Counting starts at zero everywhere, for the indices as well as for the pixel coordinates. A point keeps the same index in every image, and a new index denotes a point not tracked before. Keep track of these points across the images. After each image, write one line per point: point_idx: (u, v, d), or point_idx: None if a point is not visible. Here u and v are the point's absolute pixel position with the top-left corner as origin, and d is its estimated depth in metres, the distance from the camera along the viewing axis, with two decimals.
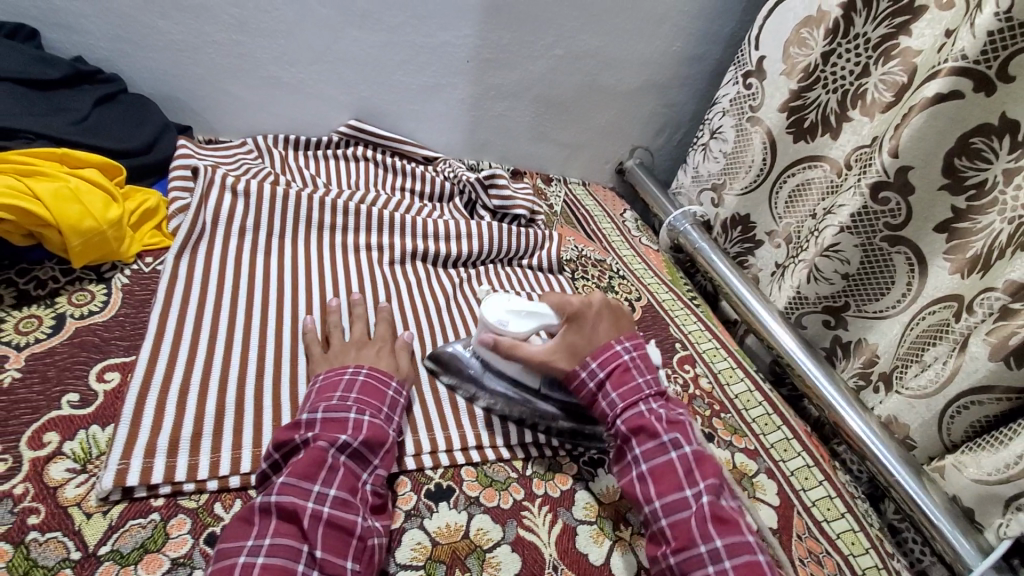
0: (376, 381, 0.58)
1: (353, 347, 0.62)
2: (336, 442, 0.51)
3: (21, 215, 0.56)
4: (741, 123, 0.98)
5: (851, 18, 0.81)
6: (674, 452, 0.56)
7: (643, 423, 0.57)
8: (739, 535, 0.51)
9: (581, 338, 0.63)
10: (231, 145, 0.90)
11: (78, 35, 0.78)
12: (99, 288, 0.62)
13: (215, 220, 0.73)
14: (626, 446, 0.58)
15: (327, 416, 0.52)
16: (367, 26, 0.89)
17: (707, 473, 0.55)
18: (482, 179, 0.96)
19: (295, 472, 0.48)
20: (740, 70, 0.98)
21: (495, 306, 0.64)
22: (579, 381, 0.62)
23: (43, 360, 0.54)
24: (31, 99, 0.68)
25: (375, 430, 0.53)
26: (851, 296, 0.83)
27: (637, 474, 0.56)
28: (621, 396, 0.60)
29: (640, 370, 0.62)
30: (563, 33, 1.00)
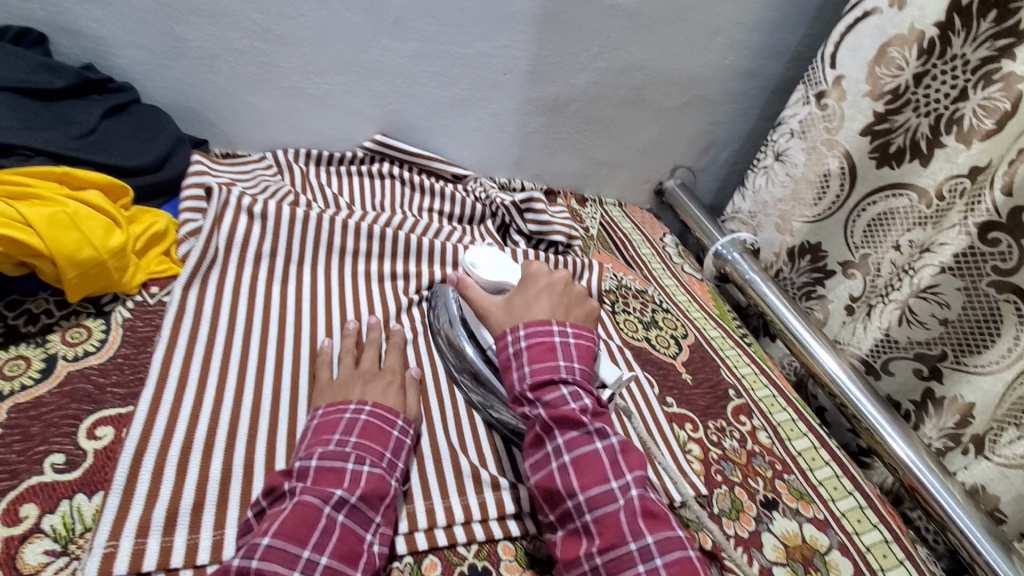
0: (381, 422, 0.51)
1: (358, 381, 0.55)
2: (331, 499, 0.45)
3: (11, 245, 0.49)
4: (814, 146, 0.91)
5: (948, 38, 0.75)
6: (600, 442, 0.52)
7: (568, 414, 0.52)
8: (669, 530, 0.48)
9: (522, 304, 0.61)
10: (250, 161, 0.84)
11: (89, 41, 0.72)
12: (97, 323, 0.56)
13: (229, 244, 0.67)
14: (546, 434, 0.52)
15: (322, 466, 0.46)
16: (400, 35, 0.82)
17: (633, 465, 0.52)
18: (518, 203, 0.88)
19: (284, 533, 0.42)
20: (812, 89, 0.90)
21: (478, 255, 0.70)
22: (503, 342, 0.59)
23: (28, 413, 0.47)
24: (32, 112, 0.62)
25: (376, 482, 0.47)
26: (948, 344, 0.78)
27: (559, 465, 0.51)
28: (534, 371, 0.55)
29: (565, 353, 0.57)
30: (608, 45, 0.92)
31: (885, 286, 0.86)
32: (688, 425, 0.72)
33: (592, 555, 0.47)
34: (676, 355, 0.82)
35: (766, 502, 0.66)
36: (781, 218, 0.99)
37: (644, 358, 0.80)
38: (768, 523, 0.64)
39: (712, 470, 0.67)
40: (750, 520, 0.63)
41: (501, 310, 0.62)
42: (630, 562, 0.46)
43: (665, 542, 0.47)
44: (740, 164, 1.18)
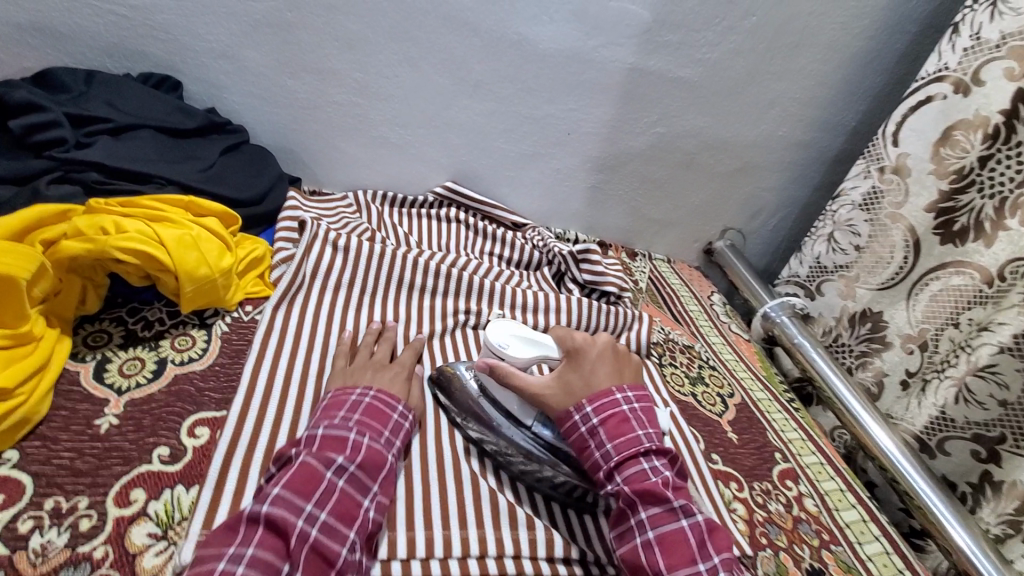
0: (382, 405, 0.56)
1: (371, 368, 0.61)
2: (332, 465, 0.47)
3: (144, 260, 0.57)
4: (877, 218, 0.94)
5: (1013, 125, 0.78)
6: (685, 520, 0.51)
7: (649, 487, 0.52)
8: None
9: (580, 379, 0.59)
10: (333, 199, 0.93)
11: (215, 89, 0.83)
12: (201, 334, 0.62)
13: (314, 272, 0.74)
14: (629, 510, 0.52)
15: (328, 433, 0.50)
16: (478, 95, 0.91)
17: (720, 545, 0.51)
18: (576, 253, 0.93)
19: (291, 487, 0.44)
20: (873, 164, 0.94)
21: (499, 331, 0.63)
22: (571, 423, 0.57)
23: (141, 408, 0.53)
24: (167, 147, 0.72)
25: (374, 454, 0.50)
26: (1007, 427, 0.77)
27: (642, 540, 0.50)
28: (617, 447, 0.54)
29: (639, 421, 0.56)
30: (668, 113, 0.99)
31: (942, 361, 0.85)
32: (733, 483, 0.72)
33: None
34: (722, 414, 0.83)
35: (813, 571, 0.65)
36: (844, 284, 1.00)
37: (689, 413, 0.81)
38: None
39: (757, 532, 0.67)
40: None
41: (551, 386, 0.59)
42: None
43: None
44: (788, 230, 1.21)
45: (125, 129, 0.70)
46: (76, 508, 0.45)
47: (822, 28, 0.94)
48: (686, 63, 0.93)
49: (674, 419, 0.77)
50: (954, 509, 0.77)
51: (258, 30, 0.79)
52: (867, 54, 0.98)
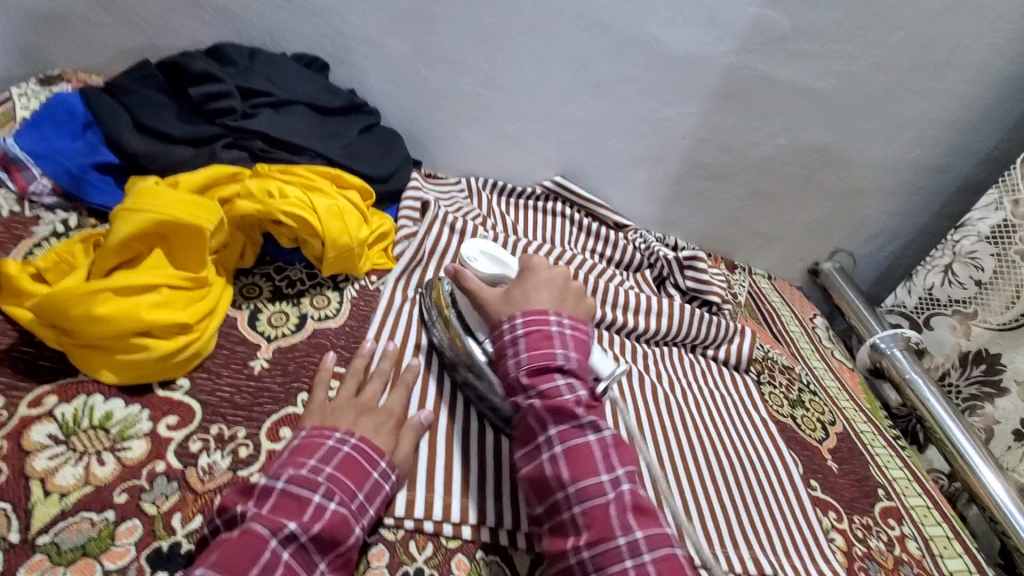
0: (362, 457, 0.47)
1: (353, 413, 0.52)
2: (280, 531, 0.41)
3: (300, 224, 0.62)
4: (1006, 254, 0.89)
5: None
6: (592, 435, 0.51)
7: (559, 403, 0.51)
8: (657, 526, 0.48)
9: (522, 294, 0.59)
10: (447, 183, 0.97)
11: (356, 72, 0.89)
12: (334, 295, 0.68)
13: (433, 250, 0.78)
14: (538, 427, 0.51)
15: (287, 490, 0.43)
16: (600, 94, 0.91)
17: (626, 458, 0.51)
18: (681, 260, 0.92)
19: (221, 563, 0.39)
20: (1007, 194, 0.88)
21: (471, 247, 0.73)
22: (499, 331, 0.57)
23: (287, 355, 0.59)
24: (315, 123, 0.78)
25: (336, 525, 0.43)
26: None
27: (548, 457, 0.50)
28: (531, 357, 0.54)
29: (563, 342, 0.56)
30: (792, 125, 0.95)
31: None
32: (832, 513, 0.70)
33: (579, 547, 0.46)
34: (823, 441, 0.80)
35: None
36: (957, 321, 0.95)
37: (789, 435, 0.78)
38: None
39: (855, 565, 0.65)
40: None
41: (495, 301, 0.60)
42: (618, 557, 0.46)
43: (653, 538, 0.47)
44: (905, 258, 1.14)
45: (284, 103, 0.76)
46: (236, 436, 0.50)
47: (978, 46, 0.87)
48: (820, 74, 0.89)
49: (771, 440, 0.75)
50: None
51: (403, 19, 0.84)
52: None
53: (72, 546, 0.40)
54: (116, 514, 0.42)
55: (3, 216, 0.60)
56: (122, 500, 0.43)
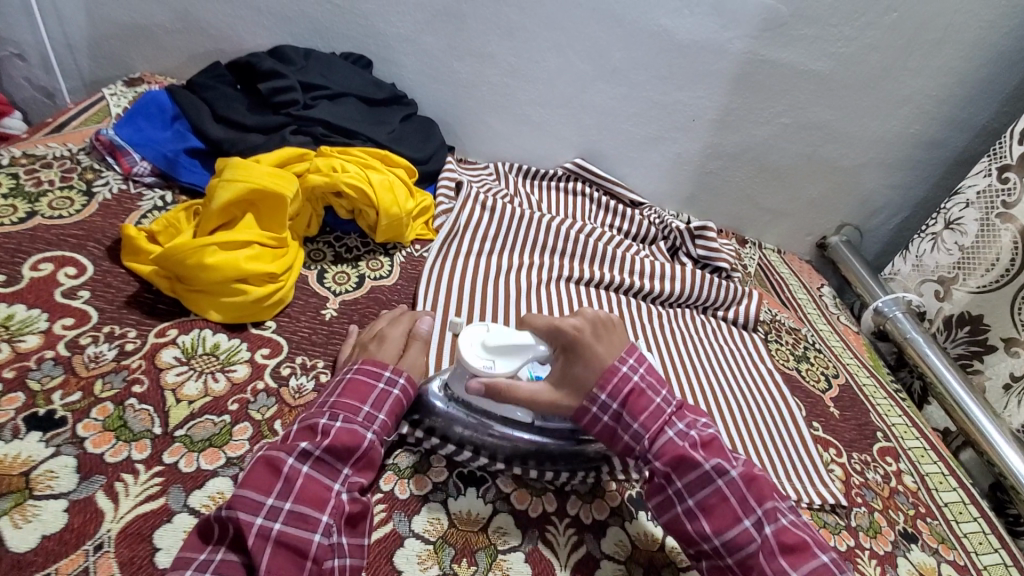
0: (365, 377, 0.55)
1: (359, 347, 0.60)
2: (295, 451, 0.48)
3: (359, 195, 0.73)
4: (989, 218, 0.94)
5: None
6: (720, 479, 0.52)
7: (683, 457, 0.53)
8: (812, 560, 0.49)
9: (582, 370, 0.56)
10: (477, 167, 1.07)
11: (395, 67, 1.00)
12: (386, 259, 0.78)
13: (467, 224, 0.87)
14: (666, 484, 0.53)
15: (302, 425, 0.51)
16: (614, 80, 1.00)
17: (762, 492, 0.52)
18: (693, 230, 1.00)
19: (249, 484, 0.45)
20: (995, 162, 0.93)
21: (469, 339, 0.55)
22: (591, 417, 0.55)
23: (351, 307, 0.69)
24: (365, 112, 0.89)
25: (346, 436, 0.50)
26: None
27: (685, 511, 0.52)
28: (644, 425, 0.55)
29: (654, 388, 0.57)
30: (795, 104, 1.03)
31: None
32: (832, 450, 0.77)
33: None
34: (826, 390, 0.88)
35: (906, 534, 0.69)
36: (941, 285, 1.01)
37: (793, 384, 0.86)
38: (905, 550, 0.67)
39: (853, 492, 0.72)
40: (887, 540, 0.67)
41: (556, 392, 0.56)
42: None
43: None
44: (911, 231, 1.20)
45: (338, 95, 0.88)
46: (317, 365, 0.60)
47: (968, 25, 0.94)
48: (819, 57, 0.97)
49: (780, 390, 0.83)
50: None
51: (437, 18, 0.94)
52: (1018, 53, 0.96)
53: (201, 439, 0.50)
54: (231, 417, 0.53)
55: (115, 193, 0.72)
56: (234, 408, 0.54)
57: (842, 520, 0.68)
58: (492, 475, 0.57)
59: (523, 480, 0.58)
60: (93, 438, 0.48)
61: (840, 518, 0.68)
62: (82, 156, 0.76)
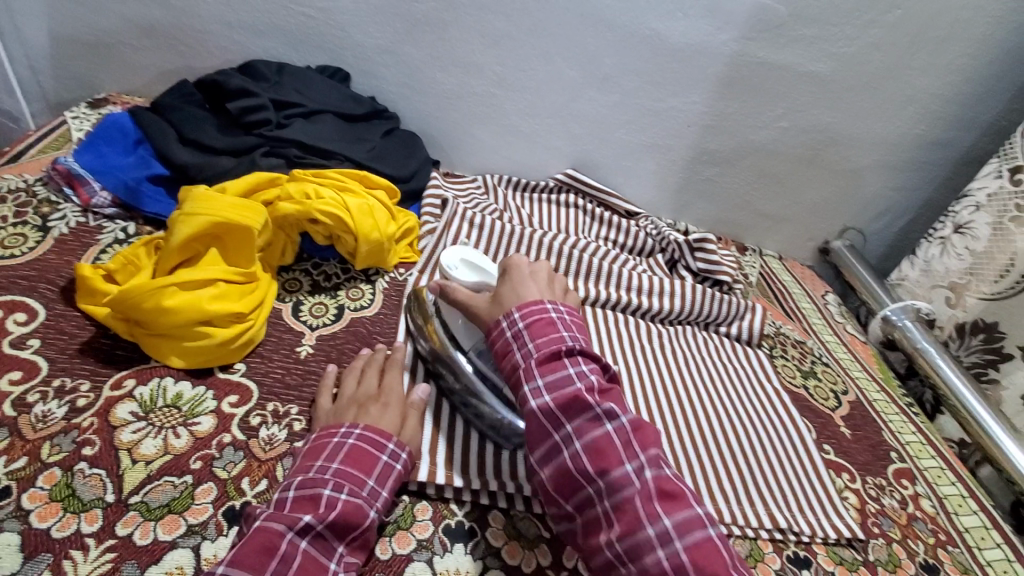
0: (370, 443, 0.50)
1: (356, 402, 0.54)
2: (296, 525, 0.43)
3: (335, 222, 0.68)
4: (1001, 222, 0.90)
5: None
6: (609, 424, 0.48)
7: (571, 397, 0.49)
8: (688, 510, 0.44)
9: (510, 290, 0.60)
10: (465, 181, 1.02)
11: (375, 80, 0.95)
12: (367, 287, 0.74)
13: (453, 244, 0.83)
14: (555, 425, 0.49)
15: (300, 493, 0.45)
16: (605, 88, 0.96)
17: (647, 442, 0.48)
18: (691, 242, 0.96)
19: (241, 566, 0.40)
20: (1007, 163, 0.89)
21: (450, 256, 0.71)
22: (499, 331, 0.57)
23: (328, 342, 0.64)
24: (343, 130, 0.84)
25: (351, 513, 0.45)
26: None
27: (570, 453, 0.48)
28: (538, 346, 0.53)
29: (563, 325, 0.55)
30: (794, 106, 0.98)
31: None
32: (845, 475, 0.73)
33: (612, 540, 0.45)
34: (835, 409, 0.83)
35: (926, 565, 0.65)
36: (952, 291, 0.97)
37: (801, 404, 0.82)
38: None
39: (869, 521, 0.68)
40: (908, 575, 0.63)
41: (488, 310, 0.60)
42: (649, 548, 0.43)
43: (680, 521, 0.43)
44: (916, 233, 1.16)
45: (313, 112, 0.83)
46: (290, 412, 0.56)
47: (974, 20, 0.90)
48: (818, 57, 0.93)
49: (786, 409, 0.79)
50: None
51: (417, 28, 0.90)
52: None
53: (159, 505, 0.46)
54: (194, 478, 0.49)
55: (74, 227, 0.68)
56: (197, 467, 0.50)
57: (859, 554, 0.64)
58: (482, 527, 0.53)
59: (516, 530, 0.54)
60: (39, 511, 0.44)
61: (857, 552, 0.64)
62: (40, 187, 0.71)
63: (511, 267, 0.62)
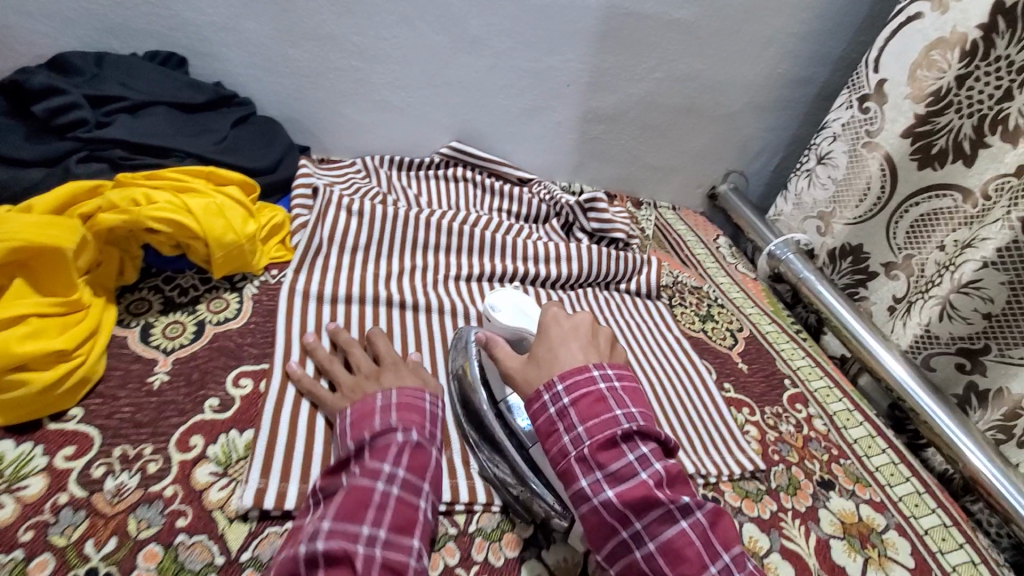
0: (413, 398, 0.53)
1: (370, 377, 0.56)
2: (381, 476, 0.45)
3: (175, 228, 0.60)
4: (856, 149, 0.95)
5: (991, 40, 0.76)
6: (685, 521, 0.45)
7: (642, 492, 0.46)
8: None
9: (549, 353, 0.55)
10: (342, 165, 0.95)
11: (219, 62, 0.84)
12: (233, 296, 0.66)
13: (331, 236, 0.76)
14: (622, 524, 0.46)
15: (377, 441, 0.48)
16: (476, 51, 0.91)
17: (727, 540, 0.46)
18: (583, 203, 0.95)
19: (342, 514, 0.42)
20: (855, 93, 0.94)
21: (501, 297, 0.66)
22: (540, 403, 0.52)
23: (188, 364, 0.57)
24: (181, 122, 0.75)
25: (419, 454, 0.48)
26: (992, 338, 0.78)
27: (642, 553, 0.45)
28: (590, 430, 0.49)
29: (618, 400, 0.51)
30: (666, 57, 0.99)
31: (927, 283, 0.86)
32: (745, 409, 0.76)
33: None
34: (733, 347, 0.87)
35: (823, 482, 0.69)
36: (822, 221, 1.03)
37: (701, 347, 0.85)
38: (825, 501, 0.67)
39: (769, 450, 0.71)
40: (806, 496, 0.67)
41: (522, 370, 0.56)
42: None
43: None
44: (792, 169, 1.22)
45: (142, 106, 0.73)
46: (142, 454, 0.49)
47: None
48: (682, 4, 0.93)
49: (687, 354, 0.81)
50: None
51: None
52: None
53: None
54: (26, 550, 0.42)
55: None
56: (29, 537, 0.42)
57: (762, 484, 0.66)
58: None
59: None
60: None
61: (760, 483, 0.67)
62: None
63: (549, 324, 0.58)
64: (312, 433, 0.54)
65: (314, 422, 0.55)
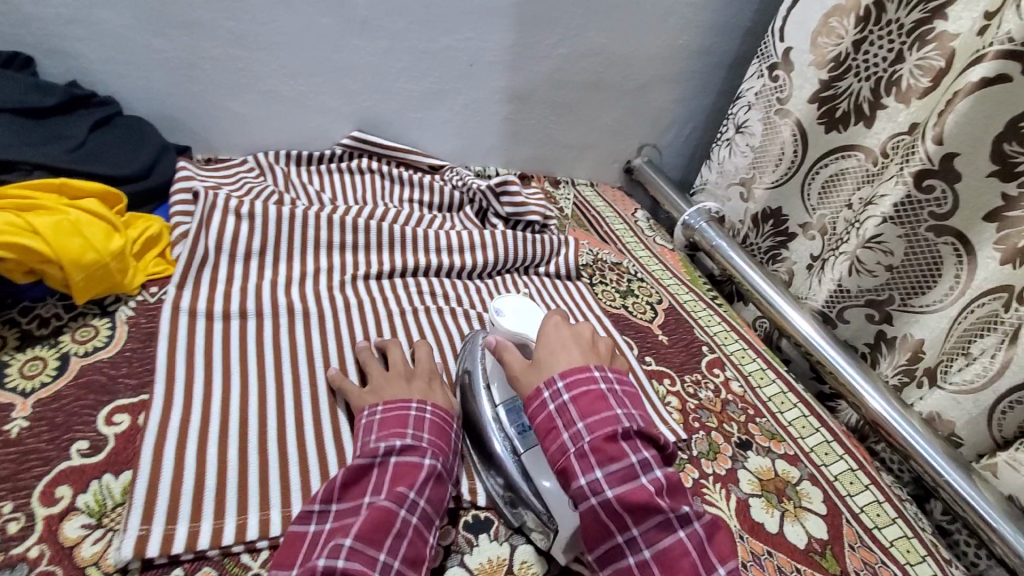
0: (443, 421, 0.53)
1: (402, 377, 0.57)
2: (405, 502, 0.45)
3: (23, 253, 0.53)
4: (769, 116, 0.97)
5: (883, 5, 0.80)
6: (682, 531, 0.45)
7: (639, 496, 0.45)
8: None
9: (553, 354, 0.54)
10: (230, 164, 0.88)
11: (71, 58, 0.75)
12: (103, 321, 0.59)
13: (218, 245, 0.69)
14: (618, 526, 0.45)
15: (403, 460, 0.48)
16: (368, 34, 0.85)
17: (723, 552, 0.45)
18: (494, 187, 0.92)
19: (365, 537, 0.42)
20: (764, 63, 0.96)
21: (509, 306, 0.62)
22: (539, 401, 0.51)
23: (51, 407, 0.51)
24: (27, 130, 0.66)
25: (440, 489, 0.48)
26: (895, 288, 0.82)
27: (636, 561, 0.45)
28: (590, 426, 0.48)
29: (619, 401, 0.51)
30: (569, 32, 0.97)
31: (838, 240, 0.90)
32: (666, 380, 0.78)
33: None
34: (652, 320, 0.88)
35: (741, 443, 0.71)
36: (745, 188, 1.04)
37: (622, 323, 0.85)
38: (743, 461, 0.69)
39: (690, 418, 0.73)
40: (727, 459, 0.68)
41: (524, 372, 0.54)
42: None
43: None
44: (703, 138, 1.24)
45: None
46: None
47: None
48: None
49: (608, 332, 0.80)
50: (998, 508, 0.67)
51: None
52: None
53: None
54: None
55: None
56: None
57: (684, 454, 0.68)
58: None
59: None
60: None
61: (682, 452, 0.68)
62: None
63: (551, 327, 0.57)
64: (202, 464, 0.49)
65: (203, 451, 0.50)
